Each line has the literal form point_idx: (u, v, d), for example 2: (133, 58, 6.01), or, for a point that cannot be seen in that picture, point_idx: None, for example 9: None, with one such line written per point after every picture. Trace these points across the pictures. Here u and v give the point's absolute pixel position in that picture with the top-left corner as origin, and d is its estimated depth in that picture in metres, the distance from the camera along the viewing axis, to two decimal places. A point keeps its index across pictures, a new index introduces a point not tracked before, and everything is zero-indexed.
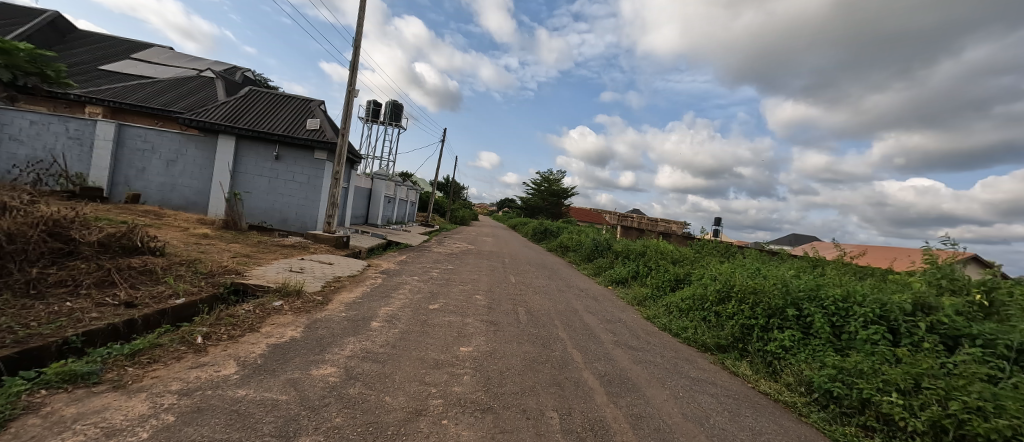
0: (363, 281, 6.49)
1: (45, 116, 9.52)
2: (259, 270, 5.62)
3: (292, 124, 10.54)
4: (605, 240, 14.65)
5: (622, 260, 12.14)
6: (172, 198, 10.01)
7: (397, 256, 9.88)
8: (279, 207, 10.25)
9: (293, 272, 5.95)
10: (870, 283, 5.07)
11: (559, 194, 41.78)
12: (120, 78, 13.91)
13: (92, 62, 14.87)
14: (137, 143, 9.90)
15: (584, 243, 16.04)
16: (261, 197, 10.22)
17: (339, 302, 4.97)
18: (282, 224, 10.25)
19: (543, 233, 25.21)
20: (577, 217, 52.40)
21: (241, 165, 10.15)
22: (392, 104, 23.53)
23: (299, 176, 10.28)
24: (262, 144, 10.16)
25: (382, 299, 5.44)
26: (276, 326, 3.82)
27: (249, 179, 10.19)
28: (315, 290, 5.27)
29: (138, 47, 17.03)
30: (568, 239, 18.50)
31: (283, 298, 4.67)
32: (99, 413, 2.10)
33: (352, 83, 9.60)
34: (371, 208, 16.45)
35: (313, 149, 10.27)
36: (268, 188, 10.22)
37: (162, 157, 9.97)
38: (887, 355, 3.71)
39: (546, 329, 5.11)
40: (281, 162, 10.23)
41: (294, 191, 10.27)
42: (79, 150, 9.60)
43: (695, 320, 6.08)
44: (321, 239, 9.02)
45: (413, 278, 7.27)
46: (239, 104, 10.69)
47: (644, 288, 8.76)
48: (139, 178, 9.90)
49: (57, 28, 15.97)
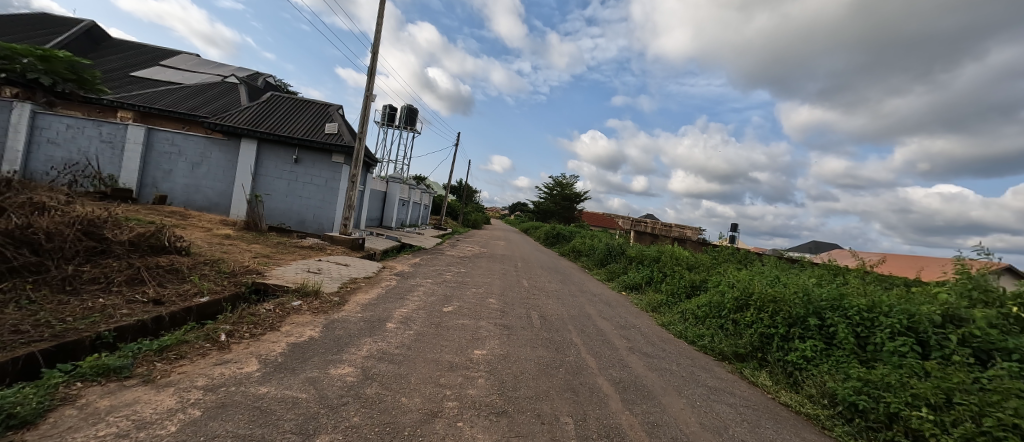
0: (378, 282, 6.56)
1: (80, 120, 9.98)
2: (278, 271, 5.75)
3: (311, 127, 10.78)
4: (619, 245, 14.54)
5: (636, 265, 11.98)
6: (196, 199, 10.35)
7: (411, 258, 9.97)
8: (297, 209, 10.50)
9: (311, 273, 6.07)
10: (896, 293, 4.88)
11: (572, 198, 41.67)
12: (149, 84, 14.49)
13: (124, 68, 15.54)
14: (165, 146, 10.27)
15: (597, 247, 15.93)
16: (280, 198, 10.48)
17: (355, 303, 5.04)
18: (300, 225, 10.49)
19: (555, 237, 25.17)
20: (590, 221, 52.14)
21: (262, 167, 10.44)
22: (408, 108, 23.92)
23: (317, 179, 10.53)
24: (282, 147, 10.43)
25: (397, 300, 5.50)
26: (295, 325, 3.89)
27: (269, 182, 10.47)
28: (332, 291, 5.36)
29: (167, 54, 17.75)
30: (581, 244, 18.39)
31: (302, 298, 4.76)
32: (130, 406, 2.18)
33: (370, 88, 9.77)
34: (386, 211, 16.71)
35: (331, 152, 10.49)
36: (288, 191, 10.49)
37: (188, 160, 10.32)
38: (916, 368, 3.56)
39: (560, 333, 5.09)
40: (300, 165, 10.49)
41: (312, 194, 10.52)
42: (111, 153, 10.03)
43: (712, 328, 5.96)
44: (338, 240, 9.17)
45: (426, 281, 7.32)
46: (260, 108, 10.93)
47: (659, 295, 8.62)
48: (165, 180, 10.27)
49: (92, 36, 16.76)
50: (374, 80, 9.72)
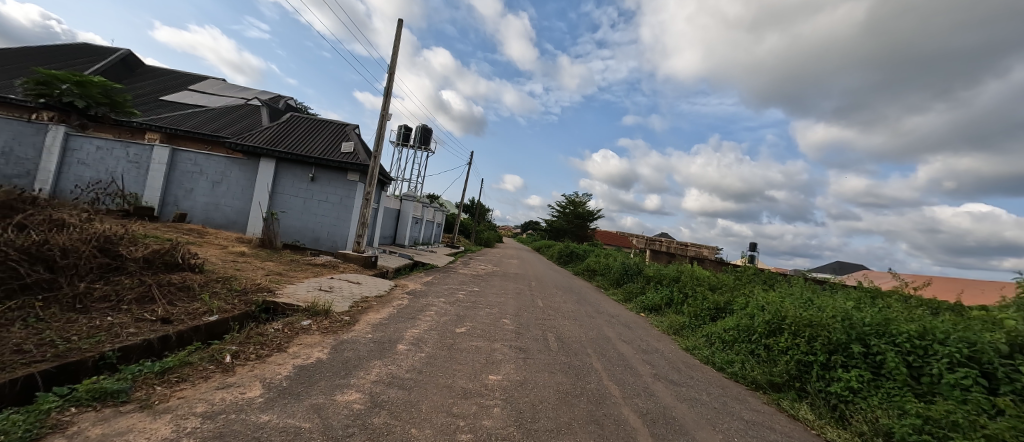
0: (390, 301, 6.39)
1: (109, 142, 10.38)
2: (290, 289, 5.66)
3: (328, 146, 10.94)
4: (635, 264, 14.14)
5: (655, 286, 11.54)
6: (215, 217, 10.50)
7: (423, 277, 9.81)
8: (312, 227, 10.56)
9: (322, 291, 5.96)
10: (949, 319, 4.47)
11: (585, 216, 41.32)
12: (177, 107, 15.12)
13: (154, 93, 16.29)
14: (188, 166, 10.55)
15: (612, 266, 15.54)
16: (295, 216, 10.57)
17: (366, 323, 4.86)
18: (314, 242, 10.52)
19: (569, 256, 24.76)
20: (604, 239, 51.48)
21: (279, 185, 10.59)
22: (423, 128, 24.36)
23: (332, 197, 10.61)
24: (300, 165, 10.59)
25: (408, 321, 5.31)
26: (303, 347, 3.74)
27: (286, 200, 10.60)
28: (343, 310, 5.21)
29: (195, 79, 18.60)
30: (596, 262, 17.99)
31: (311, 318, 4.61)
32: (123, 435, 2.02)
33: (386, 108, 9.90)
34: (399, 228, 16.74)
35: (346, 170, 10.59)
36: (303, 208, 10.58)
37: (209, 178, 10.55)
38: (984, 405, 3.18)
39: (579, 358, 4.79)
40: (316, 183, 10.60)
41: (327, 212, 10.59)
42: (136, 173, 10.35)
43: (742, 354, 5.57)
44: (351, 258, 9.09)
45: (439, 300, 7.11)
46: (280, 127, 11.14)
47: (681, 317, 8.20)
48: (187, 198, 10.50)
49: (127, 64, 17.72)
50: (390, 100, 9.85)
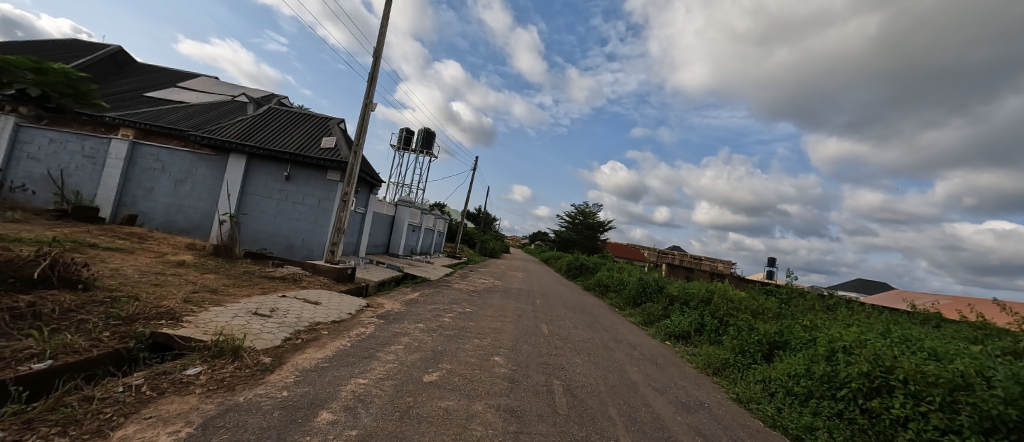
0: (349, 329, 4.91)
1: (63, 135, 9.35)
2: (208, 315, 4.21)
3: (306, 140, 9.60)
4: (654, 280, 12.53)
5: (680, 309, 9.89)
6: (176, 221, 9.22)
7: (408, 294, 8.33)
8: (286, 233, 9.24)
9: (256, 317, 4.51)
10: None
11: (595, 227, 39.71)
12: (159, 103, 14.11)
13: (139, 89, 15.36)
14: (148, 162, 9.33)
15: (628, 282, 13.90)
16: (267, 220, 9.27)
17: (292, 369, 3.39)
18: (287, 251, 9.19)
19: (579, 269, 23.15)
20: (614, 251, 49.74)
21: (250, 185, 9.31)
22: (426, 131, 23.21)
23: (309, 199, 9.30)
24: (274, 163, 9.31)
25: (359, 363, 3.81)
26: (146, 425, 2.25)
27: (257, 202, 9.30)
28: (269, 346, 3.74)
29: (187, 77, 17.73)
30: (608, 277, 16.36)
31: (208, 362, 3.15)
32: None
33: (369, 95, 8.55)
34: (393, 237, 15.39)
35: (325, 168, 9.26)
36: (276, 212, 9.28)
37: (172, 177, 9.31)
38: None
39: (599, 429, 3.24)
40: (292, 183, 9.30)
41: (303, 216, 9.27)
42: (91, 169, 9.21)
43: (826, 417, 4.02)
44: (321, 270, 7.66)
45: (415, 327, 5.61)
46: (255, 119, 9.89)
47: (722, 352, 6.63)
48: (145, 199, 9.25)
49: (117, 61, 16.94)
50: (373, 87, 8.48)
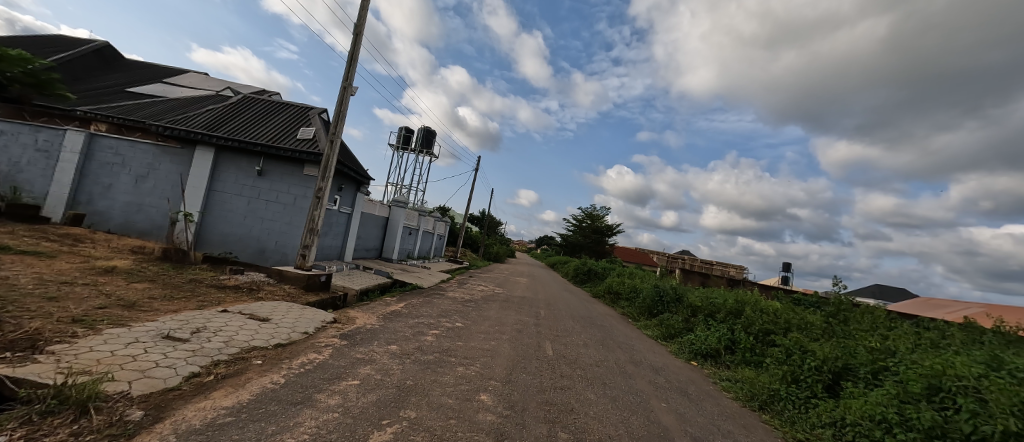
0: (294, 356, 3.80)
1: (16, 126, 8.45)
2: (92, 341, 3.12)
3: (282, 131, 8.58)
4: (671, 288, 11.30)
5: (706, 322, 8.66)
6: (137, 221, 8.25)
7: (390, 305, 7.23)
8: (258, 234, 8.21)
9: (166, 341, 3.41)
10: None
11: (602, 231, 38.41)
12: (139, 98, 13.29)
13: (122, 85, 14.59)
14: (107, 156, 8.39)
15: (641, 290, 12.68)
16: (237, 220, 8.26)
17: (167, 431, 2.26)
18: (259, 255, 8.15)
19: (586, 274, 21.91)
20: (623, 256, 48.32)
21: (219, 181, 8.32)
22: (426, 130, 22.28)
23: (284, 196, 8.27)
24: (245, 157, 8.31)
25: (282, 415, 2.67)
26: None
27: (227, 200, 8.31)
28: (151, 392, 2.61)
29: (176, 73, 16.98)
30: (619, 284, 15.14)
31: (21, 428, 2.03)
32: None
33: (348, 77, 7.50)
34: (387, 240, 14.33)
35: (302, 162, 8.24)
36: (247, 211, 8.27)
37: (133, 172, 8.36)
38: None
39: None
40: (264, 178, 8.28)
41: (277, 215, 8.24)
42: (44, 164, 8.29)
43: None
44: (288, 277, 6.57)
45: (386, 349, 4.48)
46: (226, 108, 8.91)
47: (768, 379, 5.41)
48: (103, 197, 8.30)
49: (103, 56, 16.27)
50: (353, 68, 7.44)
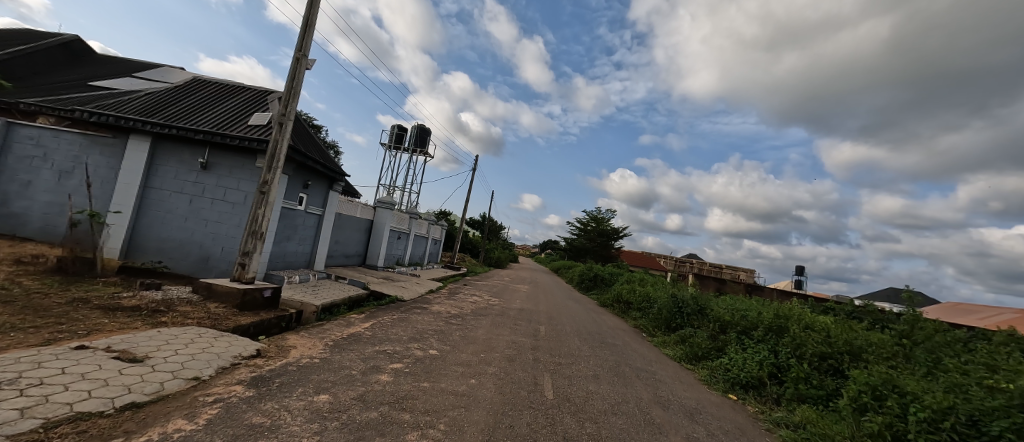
0: (141, 430, 2.38)
1: None
2: None
3: (232, 115, 7.27)
4: (691, 297, 9.83)
5: (739, 341, 7.20)
6: (58, 224, 6.94)
7: (352, 325, 5.82)
8: (201, 240, 6.87)
9: None
10: None
11: (608, 234, 36.91)
12: (98, 91, 12.09)
13: (85, 79, 13.44)
14: (27, 149, 7.12)
15: (656, 299, 11.22)
16: (177, 222, 6.93)
17: None
18: (202, 264, 6.81)
19: (592, 280, 20.46)
20: (629, 259, 46.80)
21: (156, 176, 7.01)
22: (419, 128, 21.00)
23: (232, 193, 6.94)
24: (187, 147, 7.00)
25: None
26: None
27: (165, 198, 6.98)
28: None
29: (150, 69, 15.82)
30: (629, 292, 13.67)
31: None
32: None
33: (302, 45, 6.14)
34: (371, 246, 12.96)
35: (253, 152, 6.91)
36: (189, 211, 6.94)
37: (55, 167, 7.07)
38: None
39: None
40: (209, 172, 6.96)
41: (224, 216, 6.91)
42: None
43: None
44: (217, 293, 5.18)
45: (308, 404, 3.06)
46: (171, 92, 7.62)
47: (850, 432, 3.94)
48: (21, 196, 7.01)
49: (71, 51, 15.19)
50: (308, 35, 6.12)
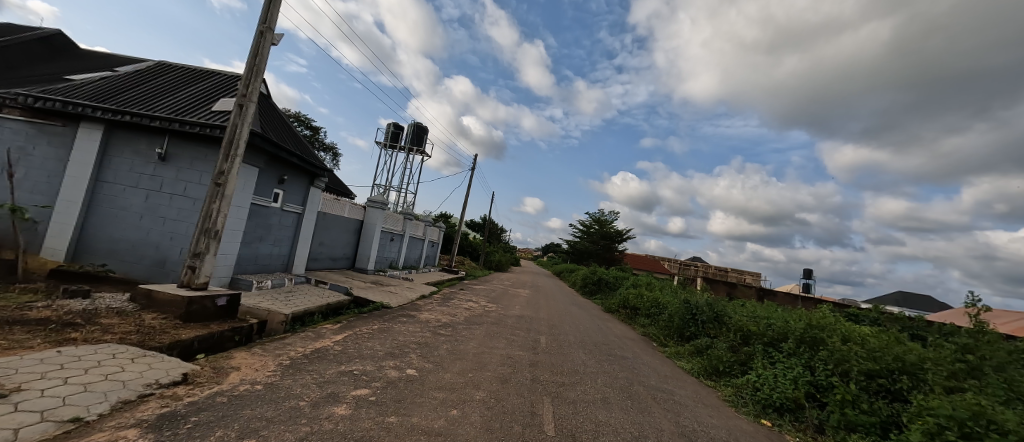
0: None
1: None
2: None
3: (195, 101, 6.51)
4: (706, 303, 8.98)
5: (766, 354, 6.36)
6: None
7: (321, 339, 5.01)
8: (157, 240, 6.09)
9: None
10: None
11: (611, 236, 36.04)
12: None
13: (61, 72, 12.75)
14: None
15: (667, 305, 10.37)
16: (131, 220, 6.15)
17: None
18: (159, 267, 6.04)
19: (596, 284, 19.62)
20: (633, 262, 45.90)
21: (110, 169, 6.25)
22: (416, 126, 20.28)
23: (193, 187, 6.17)
24: (144, 136, 6.24)
25: None
26: None
27: (118, 193, 6.21)
28: None
29: (134, 64, 15.15)
30: (636, 296, 12.82)
31: None
32: None
33: (267, 17, 5.38)
34: (361, 248, 12.17)
35: (216, 141, 6.15)
36: (145, 208, 6.17)
37: None
38: None
39: None
40: (168, 164, 6.20)
41: (183, 213, 6.13)
42: None
43: None
44: (158, 302, 4.39)
45: None
46: (131, 77, 6.88)
47: None
48: None
49: (52, 45, 14.56)
50: (274, 6, 5.37)
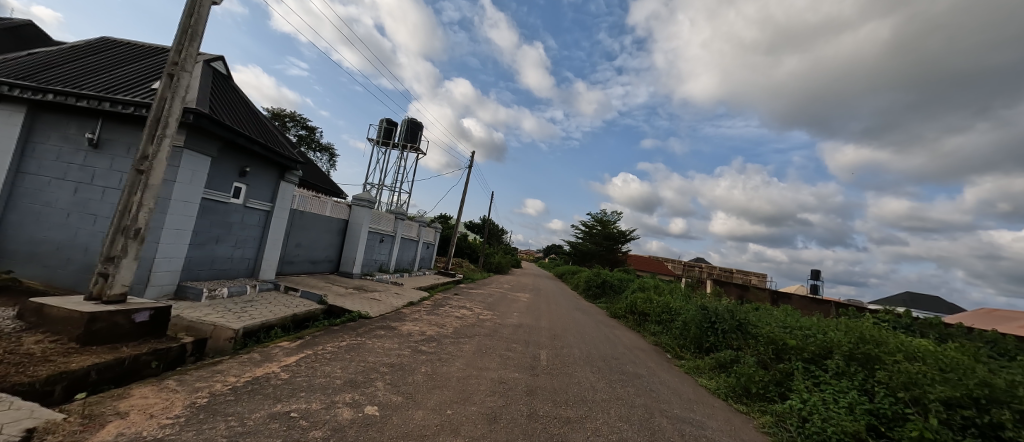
0: None
1: None
2: None
3: (136, 79, 5.58)
4: (727, 309, 7.98)
5: (807, 372, 5.37)
6: None
7: (268, 362, 4.03)
8: (86, 241, 5.15)
9: None
10: None
11: (614, 236, 35.02)
12: None
13: None
14: None
15: (681, 311, 9.37)
16: (56, 218, 5.21)
17: None
18: (87, 273, 5.10)
19: (600, 287, 18.63)
20: (636, 263, 44.87)
21: (33, 158, 5.32)
22: (410, 122, 19.36)
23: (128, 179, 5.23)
24: (74, 119, 5.32)
25: None
26: None
27: (43, 186, 5.28)
28: None
29: None
30: (645, 301, 11.83)
31: None
32: None
33: None
34: (346, 251, 11.21)
35: None
36: (73, 203, 5.23)
37: None
38: None
39: None
40: (100, 151, 5.27)
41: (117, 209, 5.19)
42: None
43: None
44: (52, 319, 3.44)
45: None
46: (66, 54, 5.96)
47: None
48: None
49: (21, 36, 13.67)
50: None
